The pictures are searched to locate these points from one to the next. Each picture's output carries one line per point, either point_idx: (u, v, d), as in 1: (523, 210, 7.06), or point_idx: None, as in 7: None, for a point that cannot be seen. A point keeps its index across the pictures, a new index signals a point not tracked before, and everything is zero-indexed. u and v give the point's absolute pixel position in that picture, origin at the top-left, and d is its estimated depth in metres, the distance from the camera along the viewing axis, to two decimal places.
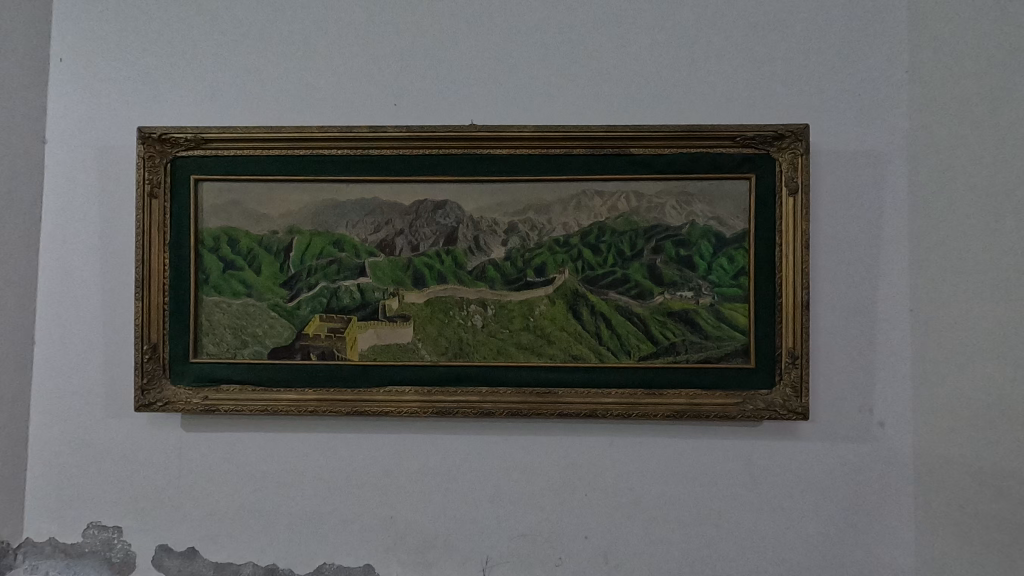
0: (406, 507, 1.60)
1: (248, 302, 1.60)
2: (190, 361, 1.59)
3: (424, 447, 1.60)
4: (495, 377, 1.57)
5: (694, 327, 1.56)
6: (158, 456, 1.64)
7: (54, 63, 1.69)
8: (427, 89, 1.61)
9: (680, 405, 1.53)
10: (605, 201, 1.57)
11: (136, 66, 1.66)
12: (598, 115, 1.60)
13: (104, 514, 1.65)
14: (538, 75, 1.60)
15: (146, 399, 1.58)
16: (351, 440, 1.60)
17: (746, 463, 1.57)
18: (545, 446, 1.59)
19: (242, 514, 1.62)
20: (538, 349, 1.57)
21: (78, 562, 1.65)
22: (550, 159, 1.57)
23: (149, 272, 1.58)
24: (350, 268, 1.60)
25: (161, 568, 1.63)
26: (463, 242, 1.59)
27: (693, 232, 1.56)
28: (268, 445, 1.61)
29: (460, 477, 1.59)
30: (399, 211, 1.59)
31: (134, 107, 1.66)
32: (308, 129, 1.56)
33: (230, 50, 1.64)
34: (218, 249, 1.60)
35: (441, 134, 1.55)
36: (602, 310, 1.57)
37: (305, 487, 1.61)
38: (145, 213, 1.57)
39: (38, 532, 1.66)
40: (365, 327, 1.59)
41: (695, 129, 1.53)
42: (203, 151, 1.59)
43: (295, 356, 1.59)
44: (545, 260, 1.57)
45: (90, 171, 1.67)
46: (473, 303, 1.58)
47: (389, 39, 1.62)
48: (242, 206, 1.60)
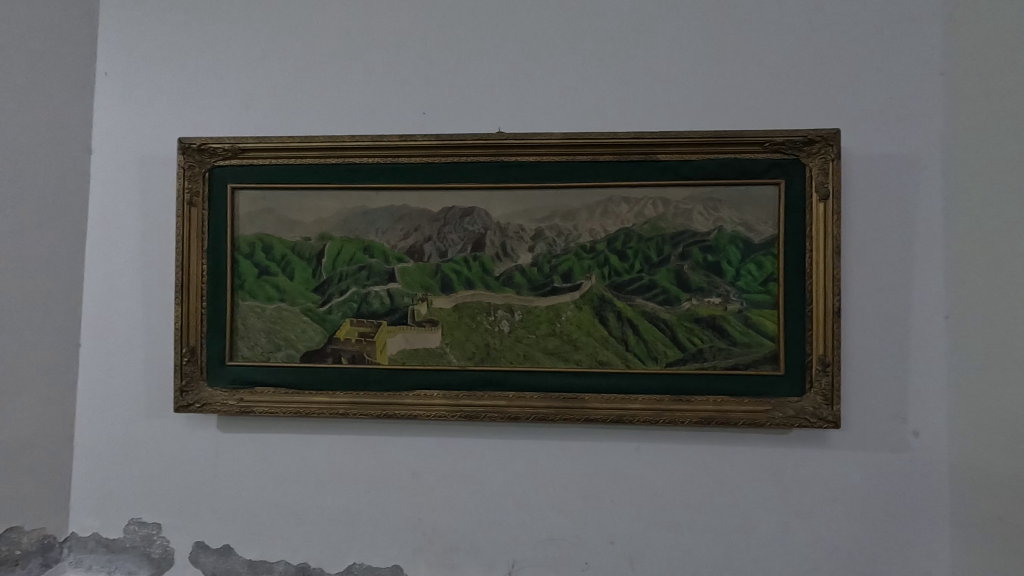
0: (434, 509, 1.62)
1: (281, 307, 1.65)
2: (227, 364, 1.64)
3: (451, 451, 1.62)
4: (522, 382, 1.58)
5: (721, 333, 1.55)
6: (195, 456, 1.69)
7: (100, 77, 1.77)
8: (456, 98, 1.64)
9: (707, 412, 1.53)
10: (631, 207, 1.58)
11: (177, 79, 1.73)
12: (624, 122, 1.61)
13: (145, 510, 1.71)
14: (564, 83, 1.62)
15: (185, 400, 1.64)
16: (380, 443, 1.63)
17: (775, 471, 1.56)
18: (571, 451, 1.59)
19: (275, 513, 1.66)
20: (565, 354, 1.58)
21: (120, 556, 1.71)
22: (577, 166, 1.58)
23: (189, 277, 1.64)
24: (380, 273, 1.63)
25: (197, 565, 1.68)
26: (490, 248, 1.61)
27: (721, 238, 1.55)
28: (300, 447, 1.65)
29: (487, 481, 1.61)
30: (427, 218, 1.62)
31: (174, 119, 1.73)
32: (340, 138, 1.60)
33: (265, 63, 1.69)
34: (253, 255, 1.65)
35: (470, 143, 1.58)
36: (628, 316, 1.57)
37: (336, 487, 1.65)
38: (185, 221, 1.63)
39: (83, 527, 1.73)
40: (394, 332, 1.62)
41: (723, 134, 1.53)
42: (240, 160, 1.64)
43: (327, 359, 1.63)
44: (571, 265, 1.59)
45: (132, 181, 1.74)
46: (500, 308, 1.60)
47: (418, 48, 1.66)
48: (277, 214, 1.65)
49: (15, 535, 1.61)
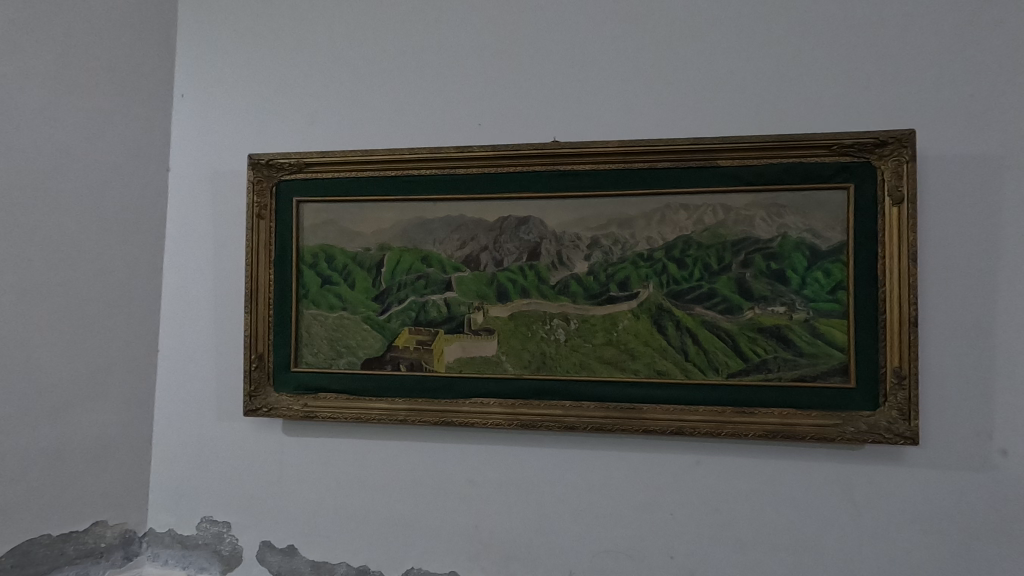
0: (490, 516, 1.63)
1: (343, 315, 1.70)
2: (292, 370, 1.71)
3: (507, 459, 1.63)
4: (579, 391, 1.57)
5: (787, 343, 1.50)
6: (261, 458, 1.76)
7: (177, 99, 1.89)
8: (511, 109, 1.66)
9: (772, 425, 1.48)
10: (690, 214, 1.55)
11: (246, 99, 1.82)
12: (682, 128, 1.58)
13: (215, 509, 1.79)
14: (621, 90, 1.61)
15: (254, 404, 1.71)
16: (437, 449, 1.66)
17: (846, 489, 1.49)
18: (629, 462, 1.57)
19: (336, 516, 1.71)
20: (622, 364, 1.56)
21: (193, 552, 1.80)
22: (634, 173, 1.57)
23: (257, 287, 1.72)
24: (437, 282, 1.66)
25: (264, 563, 1.75)
26: (546, 257, 1.61)
27: (785, 245, 1.50)
28: (360, 452, 1.70)
29: (543, 490, 1.61)
30: (484, 228, 1.64)
31: (243, 136, 1.82)
32: (399, 151, 1.65)
33: (326, 80, 1.76)
34: (317, 265, 1.71)
35: (526, 153, 1.59)
36: (687, 326, 1.54)
37: (394, 492, 1.68)
38: (254, 233, 1.71)
39: (160, 523, 1.83)
40: (451, 340, 1.64)
41: (788, 138, 1.48)
42: (304, 174, 1.71)
43: (387, 366, 1.67)
44: (628, 274, 1.57)
45: (205, 196, 1.84)
46: (556, 317, 1.60)
47: (474, 61, 1.68)
48: (339, 225, 1.70)
49: (100, 528, 1.72)
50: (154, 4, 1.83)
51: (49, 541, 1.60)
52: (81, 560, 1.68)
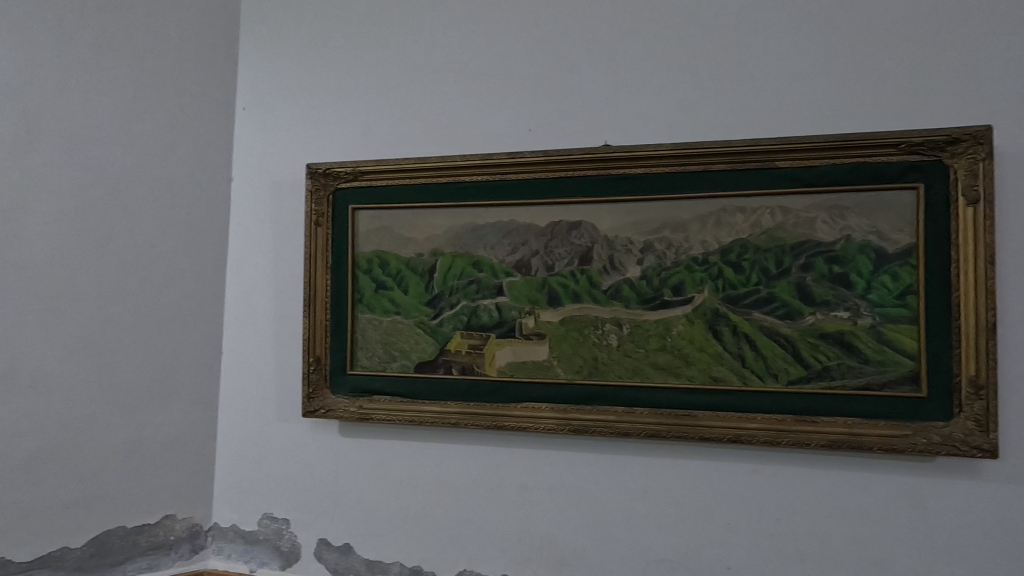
0: (542, 521, 1.63)
1: (397, 320, 1.73)
2: (347, 373, 1.75)
3: (559, 464, 1.62)
4: (631, 398, 1.56)
5: (851, 350, 1.44)
6: (318, 458, 1.81)
7: (239, 112, 1.97)
8: (561, 114, 1.66)
9: (836, 434, 1.43)
10: (747, 217, 1.51)
11: (302, 110, 1.89)
12: (739, 129, 1.55)
13: (275, 506, 1.85)
14: (673, 92, 1.59)
15: (312, 405, 1.77)
16: (489, 453, 1.67)
17: (917, 503, 1.42)
18: (683, 470, 1.55)
19: (390, 516, 1.74)
20: (676, 370, 1.54)
21: (254, 547, 1.87)
22: (687, 176, 1.55)
23: (315, 292, 1.78)
24: (489, 287, 1.67)
25: (321, 560, 1.80)
26: (598, 261, 1.60)
27: (849, 248, 1.45)
28: (414, 453, 1.73)
29: (595, 496, 1.60)
30: (535, 233, 1.65)
31: (301, 146, 1.88)
32: (451, 158, 1.68)
33: (380, 90, 1.81)
34: (371, 271, 1.75)
35: (577, 157, 1.60)
36: (745, 331, 1.50)
37: (447, 494, 1.70)
38: (312, 240, 1.78)
39: (224, 518, 1.90)
40: (502, 344, 1.66)
41: (851, 137, 1.43)
42: (360, 182, 1.76)
43: (439, 370, 1.69)
44: (682, 278, 1.55)
45: (265, 204, 1.91)
46: (608, 322, 1.59)
47: (523, 69, 1.70)
48: (392, 231, 1.74)
49: (169, 522, 1.83)
50: (216, 24, 1.93)
51: (125, 533, 1.75)
52: (153, 551, 1.79)
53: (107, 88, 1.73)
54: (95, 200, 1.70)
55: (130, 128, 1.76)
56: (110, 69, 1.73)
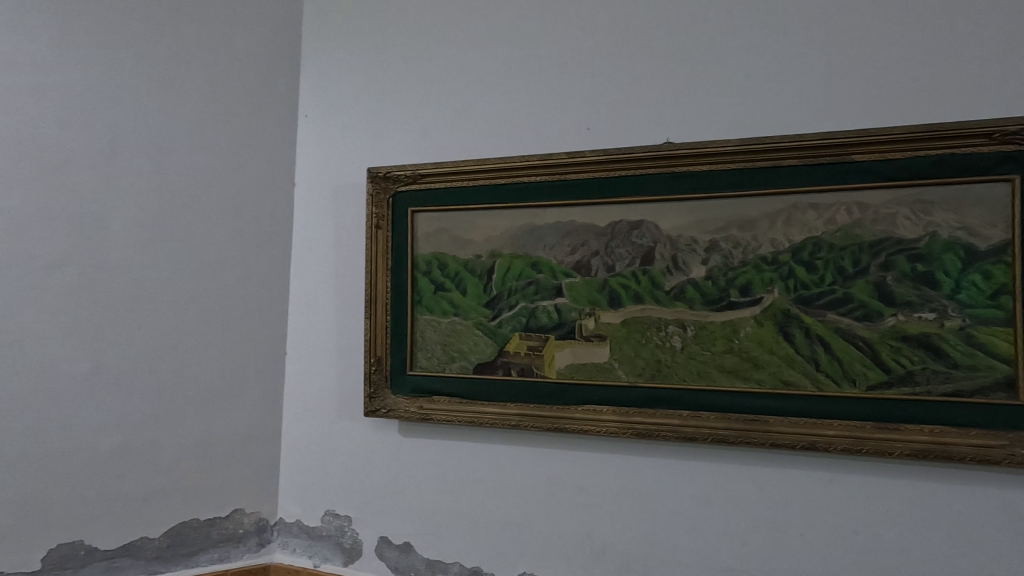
0: (603, 526, 1.60)
1: (456, 321, 1.74)
2: (407, 373, 1.78)
3: (621, 468, 1.59)
4: (696, 401, 1.51)
5: (938, 354, 1.36)
6: (378, 456, 1.84)
7: (301, 119, 2.02)
8: (622, 112, 1.64)
9: (921, 443, 1.35)
10: (821, 213, 1.45)
11: (362, 115, 1.92)
12: (811, 122, 1.49)
13: (337, 503, 1.89)
14: (740, 87, 1.54)
15: (373, 405, 1.80)
16: (549, 456, 1.66)
17: (1014, 519, 1.32)
18: (752, 476, 1.49)
19: (450, 516, 1.75)
20: (743, 373, 1.48)
21: (317, 543, 1.90)
22: (754, 172, 1.49)
23: (376, 293, 1.81)
24: (548, 288, 1.66)
25: (383, 558, 1.82)
26: (661, 261, 1.56)
27: (934, 246, 1.37)
28: (473, 454, 1.73)
29: (659, 501, 1.56)
30: (594, 233, 1.62)
31: (361, 150, 1.92)
32: (510, 159, 1.68)
33: (438, 93, 1.83)
34: (430, 273, 1.77)
35: (639, 155, 1.57)
36: (818, 333, 1.44)
37: (506, 496, 1.70)
38: (373, 243, 1.81)
39: (289, 513, 1.94)
40: (562, 346, 1.64)
41: (937, 128, 1.36)
42: (419, 185, 1.78)
43: (498, 371, 1.69)
44: (750, 278, 1.49)
45: (326, 207, 1.95)
46: (671, 324, 1.55)
47: (581, 68, 1.68)
48: (451, 233, 1.75)
49: (238, 515, 1.89)
50: (280, 34, 1.99)
51: (198, 525, 1.83)
52: (223, 543, 1.86)
53: (180, 102, 1.83)
54: (170, 209, 1.80)
55: (201, 139, 1.86)
56: (183, 84, 1.83)
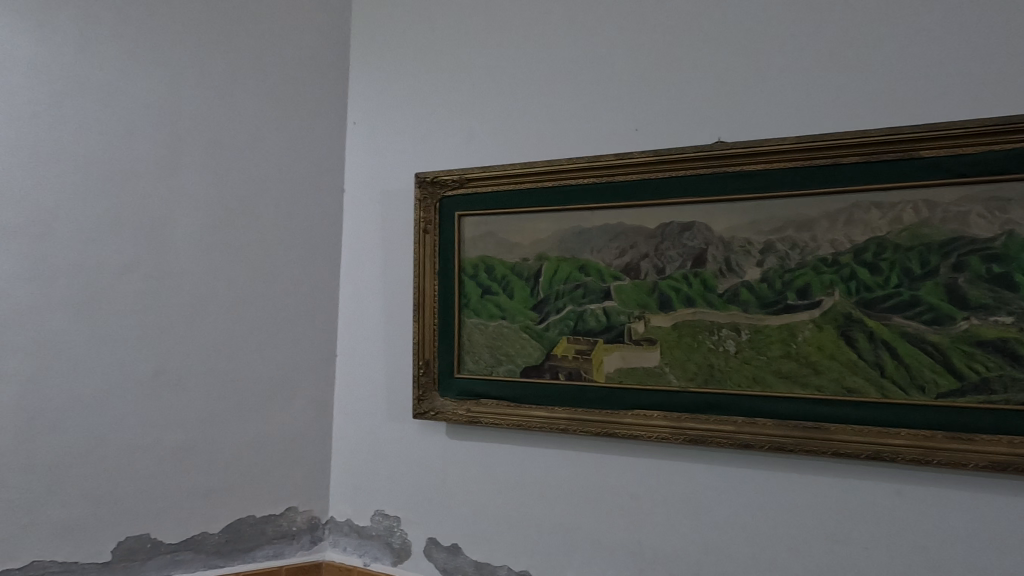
0: (654, 533, 1.57)
1: (502, 324, 1.75)
2: (455, 376, 1.79)
3: (673, 475, 1.56)
4: (751, 407, 1.47)
5: (1016, 360, 1.28)
6: (426, 458, 1.86)
7: (350, 126, 2.05)
8: (671, 112, 1.61)
9: (999, 455, 1.27)
10: (885, 213, 1.39)
11: (409, 121, 1.95)
12: (872, 118, 1.43)
13: (386, 504, 1.91)
14: (795, 83, 1.50)
15: (421, 407, 1.82)
16: (598, 460, 1.64)
17: None
18: (812, 486, 1.44)
19: (498, 519, 1.75)
20: (802, 379, 1.43)
21: (367, 542, 1.93)
22: (812, 171, 1.44)
23: (424, 297, 1.83)
24: (596, 291, 1.64)
25: (431, 559, 1.83)
26: (713, 264, 1.53)
27: (1011, 245, 1.30)
28: (521, 458, 1.73)
29: (712, 509, 1.52)
30: (644, 235, 1.60)
31: (408, 156, 1.94)
32: (557, 162, 1.67)
33: (484, 98, 1.84)
34: (477, 276, 1.78)
35: (690, 155, 1.54)
36: (883, 338, 1.37)
37: (554, 501, 1.69)
38: (420, 247, 1.83)
39: (339, 512, 1.98)
40: (611, 350, 1.62)
41: (1013, 121, 1.28)
42: (466, 189, 1.79)
43: (545, 374, 1.68)
44: (808, 280, 1.44)
45: (374, 212, 1.98)
46: (725, 327, 1.51)
47: (629, 69, 1.66)
48: (497, 237, 1.76)
49: (292, 513, 1.94)
50: (329, 43, 2.04)
51: (254, 521, 1.88)
52: (278, 540, 1.91)
53: (236, 113, 1.90)
54: (227, 217, 1.87)
55: (256, 148, 1.92)
56: (238, 96, 1.90)
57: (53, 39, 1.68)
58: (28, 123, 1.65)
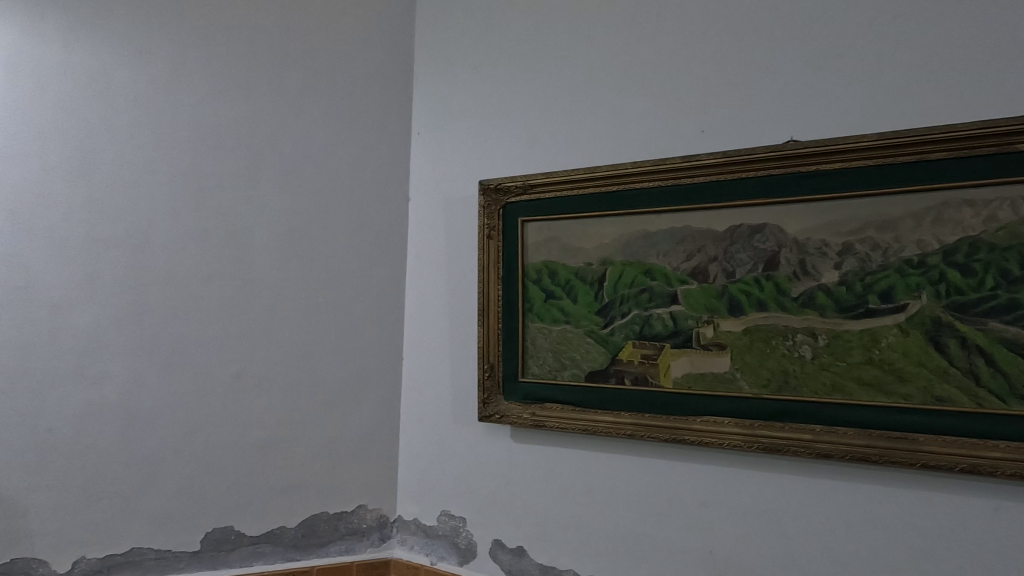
0: (727, 543, 1.54)
1: (567, 329, 1.75)
2: (519, 380, 1.81)
3: (745, 484, 1.53)
4: (830, 415, 1.42)
5: None
6: (491, 461, 1.88)
7: (414, 136, 2.11)
8: (740, 112, 1.58)
9: None
10: (977, 211, 1.31)
11: (472, 129, 1.99)
12: (961, 112, 1.36)
13: (452, 505, 1.95)
14: (874, 77, 1.44)
15: (487, 410, 1.85)
16: (666, 467, 1.62)
17: None
18: (898, 499, 1.37)
19: (563, 523, 1.76)
20: (886, 387, 1.37)
21: (434, 542, 1.98)
22: (895, 168, 1.38)
23: (488, 302, 1.86)
24: (662, 295, 1.63)
25: (497, 561, 1.86)
26: (786, 266, 1.48)
27: None
28: (586, 462, 1.73)
29: (788, 520, 1.47)
30: (712, 238, 1.57)
31: (470, 164, 1.98)
32: (621, 166, 1.67)
33: (546, 105, 1.86)
34: (541, 281, 1.79)
35: (761, 155, 1.50)
36: (977, 344, 1.30)
37: (621, 506, 1.68)
38: (484, 253, 1.86)
39: (406, 512, 2.03)
40: (678, 355, 1.60)
41: None
42: (529, 195, 1.82)
43: (611, 379, 1.68)
44: (892, 283, 1.37)
45: (438, 219, 2.04)
46: (800, 332, 1.46)
47: (694, 70, 1.64)
48: (561, 242, 1.77)
49: (362, 511, 2.00)
50: (394, 57, 2.11)
51: (328, 517, 1.96)
52: (349, 537, 1.99)
53: (308, 128, 1.99)
54: (302, 226, 1.97)
55: (327, 160, 2.01)
56: (311, 112, 2.00)
57: (149, 67, 1.83)
58: (127, 143, 1.80)
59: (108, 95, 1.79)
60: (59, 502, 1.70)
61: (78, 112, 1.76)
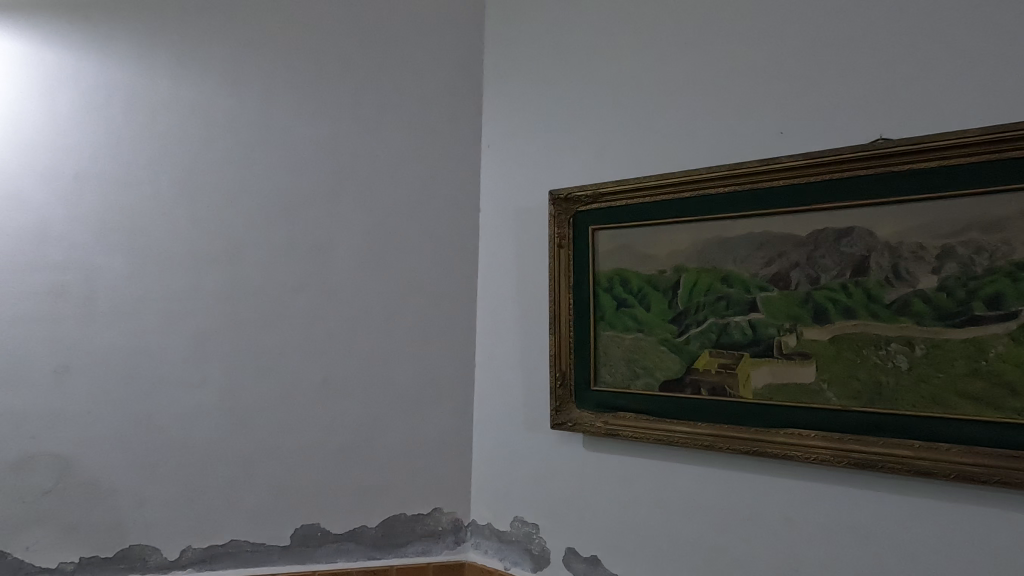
0: (815, 561, 1.46)
1: (640, 337, 1.74)
2: (591, 389, 1.81)
3: (834, 500, 1.45)
4: (930, 430, 1.33)
5: None
6: (563, 468, 1.89)
7: (483, 150, 2.17)
8: (822, 112, 1.51)
9: None
10: None
11: (541, 140, 2.02)
12: None
13: (525, 511, 1.97)
14: (973, 69, 1.34)
15: (559, 418, 1.86)
16: (746, 480, 1.57)
17: None
18: (1011, 523, 1.26)
19: (638, 533, 1.74)
20: (995, 400, 1.27)
21: (507, 547, 2.00)
22: (1001, 165, 1.28)
23: (559, 311, 1.88)
24: (741, 303, 1.58)
25: (571, 568, 1.86)
26: (877, 272, 1.40)
27: None
28: (662, 473, 1.71)
29: (883, 541, 1.39)
30: (793, 243, 1.51)
31: (539, 174, 2.01)
32: (695, 172, 1.65)
33: (615, 113, 1.86)
34: (612, 289, 1.79)
35: (847, 156, 1.43)
36: None
37: (699, 519, 1.64)
38: (555, 262, 1.88)
39: (480, 516, 2.07)
40: (758, 364, 1.54)
41: None
42: (599, 204, 1.82)
43: (686, 389, 1.65)
44: (1001, 288, 1.28)
45: (508, 229, 2.08)
46: (894, 341, 1.38)
47: (771, 71, 1.60)
48: (632, 250, 1.76)
49: (438, 514, 2.06)
50: (465, 73, 2.18)
51: (406, 519, 2.04)
52: (426, 538, 2.05)
53: (385, 145, 2.09)
54: (380, 239, 2.06)
55: (402, 175, 2.10)
56: (387, 130, 2.10)
57: (245, 96, 1.99)
58: (225, 167, 1.96)
59: (208, 123, 1.96)
60: (169, 495, 1.86)
61: (185, 139, 1.94)
